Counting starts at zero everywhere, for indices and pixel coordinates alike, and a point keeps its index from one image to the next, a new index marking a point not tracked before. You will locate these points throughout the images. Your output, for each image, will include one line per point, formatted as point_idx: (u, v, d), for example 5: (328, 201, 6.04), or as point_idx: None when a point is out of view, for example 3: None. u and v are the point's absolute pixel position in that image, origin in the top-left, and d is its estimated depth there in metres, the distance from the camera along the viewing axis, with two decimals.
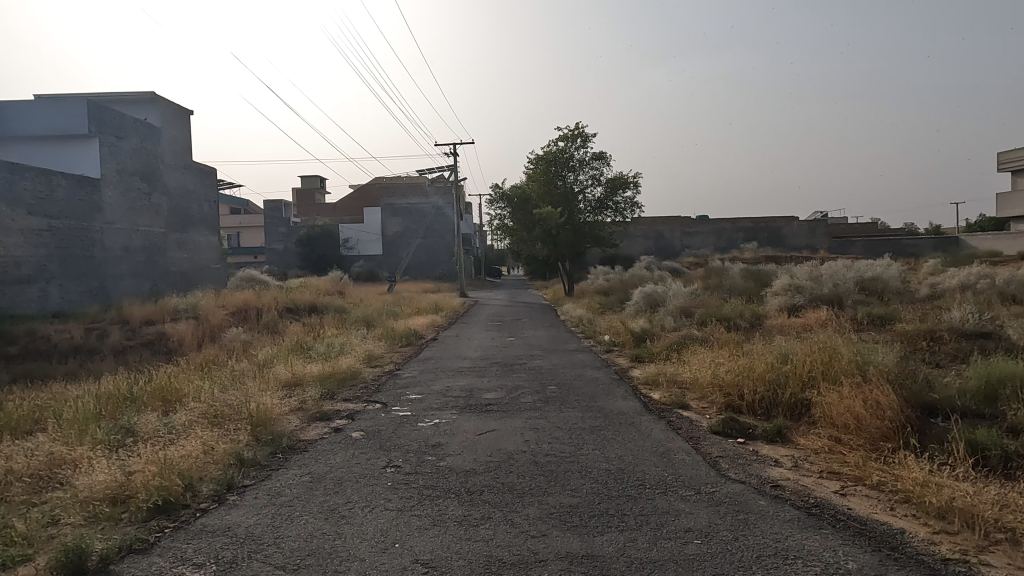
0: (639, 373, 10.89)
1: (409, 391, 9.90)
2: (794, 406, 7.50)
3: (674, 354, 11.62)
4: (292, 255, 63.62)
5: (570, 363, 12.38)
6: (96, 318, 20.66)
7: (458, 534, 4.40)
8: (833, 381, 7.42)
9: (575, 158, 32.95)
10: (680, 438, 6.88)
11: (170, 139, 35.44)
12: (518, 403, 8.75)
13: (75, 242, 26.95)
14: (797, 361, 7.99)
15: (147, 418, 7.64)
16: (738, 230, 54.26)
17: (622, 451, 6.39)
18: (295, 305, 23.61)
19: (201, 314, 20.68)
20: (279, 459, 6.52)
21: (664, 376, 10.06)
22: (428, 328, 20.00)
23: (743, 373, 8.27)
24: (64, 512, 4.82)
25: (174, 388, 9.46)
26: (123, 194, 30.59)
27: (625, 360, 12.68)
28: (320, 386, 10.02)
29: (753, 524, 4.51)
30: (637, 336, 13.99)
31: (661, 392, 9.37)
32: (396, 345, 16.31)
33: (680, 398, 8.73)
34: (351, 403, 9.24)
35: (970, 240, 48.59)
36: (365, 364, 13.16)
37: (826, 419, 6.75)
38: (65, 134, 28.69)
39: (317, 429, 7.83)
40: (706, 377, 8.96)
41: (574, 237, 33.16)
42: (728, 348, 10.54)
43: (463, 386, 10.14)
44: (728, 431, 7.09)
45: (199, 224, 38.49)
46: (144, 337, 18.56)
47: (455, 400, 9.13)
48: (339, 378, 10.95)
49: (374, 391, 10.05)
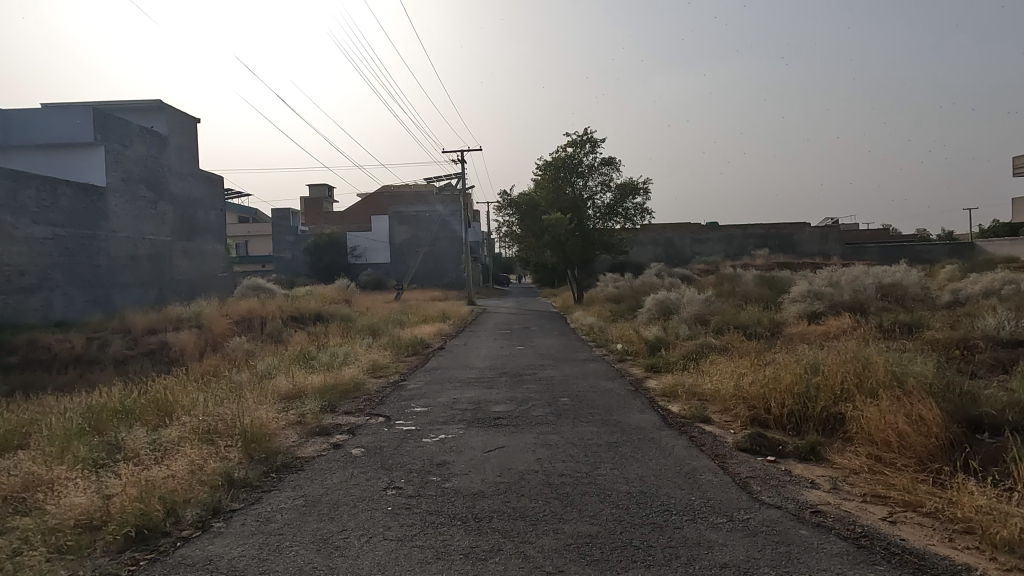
0: (656, 384, 10.36)
1: (414, 404, 9.42)
2: (826, 421, 6.91)
3: (692, 363, 11.10)
4: (300, 262, 63.40)
5: (583, 373, 11.83)
6: (98, 326, 20.24)
7: (462, 571, 3.91)
8: (868, 393, 6.89)
9: (584, 163, 32.62)
10: (704, 456, 6.37)
11: (177, 147, 35.30)
12: (528, 417, 8.21)
13: (80, 251, 26.74)
14: (829, 372, 7.45)
15: (135, 433, 7.23)
16: (749, 237, 53.67)
17: (643, 471, 5.89)
18: (301, 313, 23.23)
19: (205, 323, 20.19)
20: (272, 478, 6.06)
21: (682, 388, 9.57)
22: (435, 337, 19.50)
23: (769, 385, 7.74)
24: (29, 542, 4.37)
25: (170, 400, 9.07)
26: (129, 202, 30.41)
27: (639, 369, 12.21)
28: (320, 398, 9.55)
29: (797, 559, 3.99)
30: (651, 344, 13.54)
31: (679, 405, 8.88)
32: (402, 354, 15.85)
33: (701, 412, 8.22)
34: (352, 416, 8.78)
35: (986, 245, 47.86)
36: (369, 375, 12.73)
37: (863, 435, 6.23)
38: (71, 141, 28.61)
39: (314, 445, 7.37)
40: (728, 388, 8.49)
41: (584, 245, 32.68)
42: (750, 357, 10.05)
43: (471, 398, 9.66)
44: (757, 448, 6.57)
45: (205, 232, 38.29)
46: (146, 346, 18.18)
47: (463, 413, 8.63)
48: (341, 390, 10.53)
49: (377, 403, 9.58)
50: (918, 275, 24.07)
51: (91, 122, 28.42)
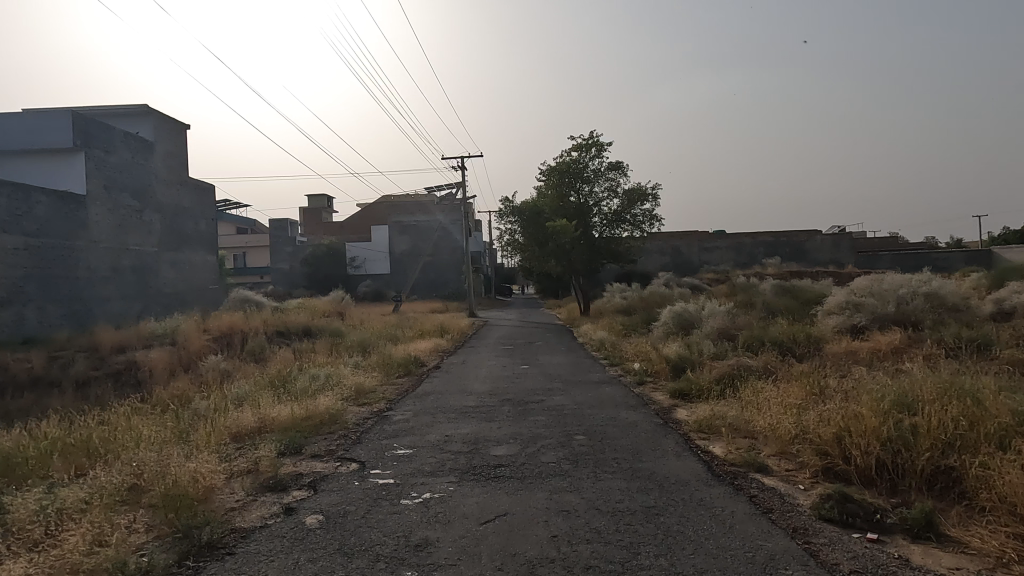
0: (688, 416, 8.66)
1: (397, 444, 7.74)
2: (932, 477, 5.25)
3: (728, 389, 9.42)
4: (297, 274, 61.71)
5: (598, 400, 10.10)
6: (65, 344, 18.60)
7: None
8: (988, 441, 5.22)
9: (589, 168, 31.06)
10: (781, 533, 4.66)
11: (164, 153, 33.80)
12: (537, 465, 6.52)
13: (55, 262, 25.16)
14: (928, 410, 5.79)
15: (26, 494, 5.55)
16: (758, 245, 52.07)
17: (704, 561, 4.18)
18: (287, 328, 21.57)
19: (180, 339, 18.51)
20: (185, 569, 4.38)
21: (723, 422, 7.86)
22: (431, 354, 17.81)
23: (844, 425, 6.06)
24: None
25: (97, 442, 7.38)
26: (112, 211, 28.90)
27: (663, 394, 10.53)
28: (282, 438, 7.85)
29: None
30: (674, 365, 11.88)
31: (722, 446, 7.18)
32: (392, 375, 14.18)
33: (753, 457, 6.52)
34: (317, 463, 7.08)
35: (1004, 252, 46.31)
36: (351, 402, 11.05)
37: (1001, 503, 4.55)
38: (49, 147, 27.21)
39: (260, 509, 5.68)
40: (787, 425, 6.78)
41: (590, 253, 31.06)
42: (802, 384, 8.36)
43: (467, 436, 7.96)
44: (846, 518, 4.88)
45: (195, 242, 36.71)
46: (113, 366, 16.49)
47: (456, 459, 6.92)
48: (313, 425, 8.87)
49: (353, 443, 7.89)
50: (951, 284, 22.44)
51: (70, 127, 27.00)
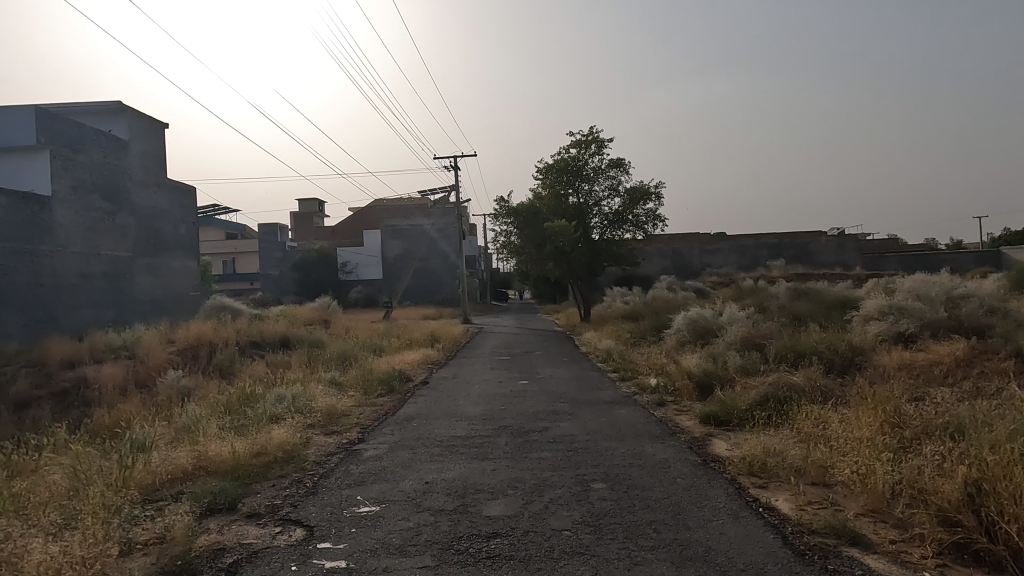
0: (732, 451, 6.89)
1: (362, 497, 5.94)
2: None
3: (774, 416, 7.68)
4: (286, 280, 59.73)
5: (614, 428, 8.33)
6: (12, 359, 16.68)
7: None
8: None
9: (589, 166, 29.35)
10: None
11: (139, 153, 31.92)
12: (547, 536, 4.74)
13: (15, 269, 23.29)
14: None
15: None
16: (761, 247, 50.38)
17: None
18: (262, 339, 19.75)
19: (140, 353, 16.66)
20: None
21: (781, 462, 6.11)
22: (418, 367, 16.01)
23: (978, 479, 4.33)
24: None
25: None
26: (81, 214, 27.02)
27: (690, 418, 8.78)
28: (212, 487, 6.06)
29: None
30: (699, 383, 10.15)
31: (788, 498, 5.42)
32: (373, 394, 12.40)
33: (841, 518, 4.77)
34: (252, 527, 5.31)
35: (1016, 253, 44.73)
36: (317, 430, 9.27)
37: None
38: (10, 145, 25.34)
39: None
40: (881, 475, 5.04)
41: (590, 256, 29.33)
42: (876, 410, 6.61)
43: (452, 484, 6.17)
44: None
45: (174, 247, 34.84)
46: (59, 385, 14.63)
47: (437, 523, 5.14)
48: (260, 465, 7.08)
49: (306, 494, 6.10)
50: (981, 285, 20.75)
51: (32, 124, 25.12)
